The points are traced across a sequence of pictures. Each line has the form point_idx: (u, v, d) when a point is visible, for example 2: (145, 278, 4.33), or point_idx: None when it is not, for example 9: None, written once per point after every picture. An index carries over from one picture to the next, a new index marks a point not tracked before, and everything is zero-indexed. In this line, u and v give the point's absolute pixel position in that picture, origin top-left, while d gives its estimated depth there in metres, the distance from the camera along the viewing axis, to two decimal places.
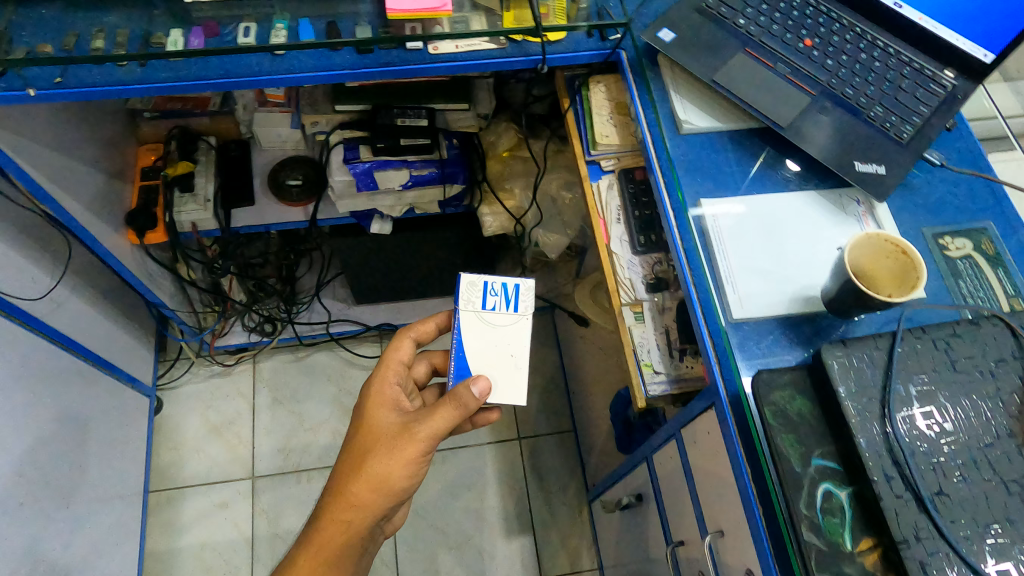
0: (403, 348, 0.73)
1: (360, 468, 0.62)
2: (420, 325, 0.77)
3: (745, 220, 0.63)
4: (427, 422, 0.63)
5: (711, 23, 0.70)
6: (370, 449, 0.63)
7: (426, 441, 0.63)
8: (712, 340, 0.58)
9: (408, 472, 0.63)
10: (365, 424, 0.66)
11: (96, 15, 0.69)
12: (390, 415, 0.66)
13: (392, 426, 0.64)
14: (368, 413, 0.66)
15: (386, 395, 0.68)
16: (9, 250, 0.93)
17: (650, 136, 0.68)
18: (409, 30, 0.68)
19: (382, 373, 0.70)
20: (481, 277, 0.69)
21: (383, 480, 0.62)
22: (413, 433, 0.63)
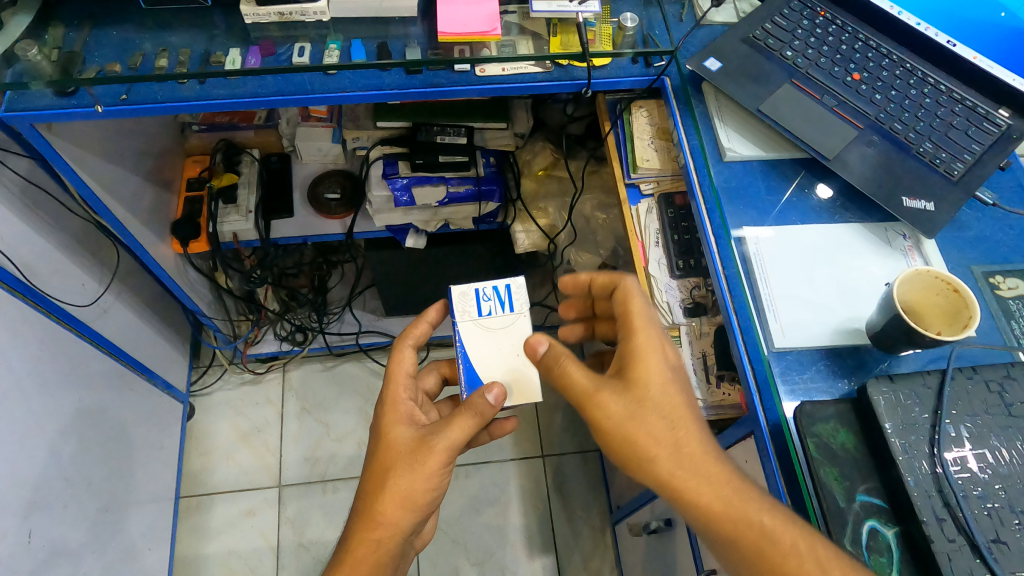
0: (404, 359, 0.72)
1: (384, 487, 0.62)
2: (414, 328, 0.74)
3: (788, 248, 0.63)
4: (443, 433, 0.63)
5: (758, 54, 0.71)
6: (390, 466, 0.63)
7: (444, 452, 0.63)
8: (752, 366, 0.58)
9: (431, 485, 0.63)
10: (381, 442, 0.65)
11: (161, 36, 0.74)
12: (405, 431, 0.65)
13: (408, 441, 0.64)
14: (385, 432, 0.66)
15: (395, 411, 0.67)
16: (62, 256, 0.97)
17: (693, 161, 0.69)
18: (458, 52, 0.70)
19: (391, 390, 0.69)
20: (471, 285, 0.69)
21: (408, 497, 0.62)
22: (431, 446, 0.62)
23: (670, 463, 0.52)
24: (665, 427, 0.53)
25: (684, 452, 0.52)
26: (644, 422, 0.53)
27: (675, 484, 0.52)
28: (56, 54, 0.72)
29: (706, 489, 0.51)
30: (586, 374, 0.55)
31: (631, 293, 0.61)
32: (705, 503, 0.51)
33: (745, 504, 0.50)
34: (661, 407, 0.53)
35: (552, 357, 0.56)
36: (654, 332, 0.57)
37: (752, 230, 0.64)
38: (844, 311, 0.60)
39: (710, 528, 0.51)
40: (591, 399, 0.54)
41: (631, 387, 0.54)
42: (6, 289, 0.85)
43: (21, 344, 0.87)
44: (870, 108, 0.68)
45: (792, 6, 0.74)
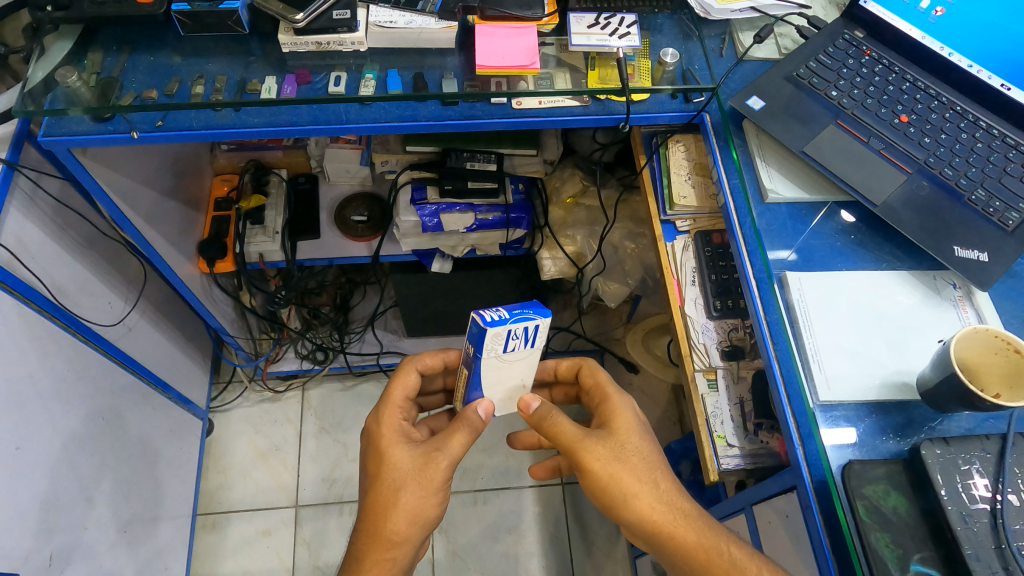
0: (405, 382, 0.69)
1: (394, 505, 0.61)
2: (427, 357, 0.72)
3: (831, 295, 0.61)
4: (447, 449, 0.62)
5: (801, 92, 0.69)
6: (397, 485, 0.61)
7: (448, 469, 0.62)
8: (795, 418, 0.57)
9: (438, 500, 0.62)
10: (382, 461, 0.63)
11: (199, 62, 0.74)
12: (407, 451, 0.63)
13: (413, 460, 0.62)
14: (385, 453, 0.63)
15: (394, 429, 0.65)
16: (91, 275, 0.98)
17: (734, 202, 0.67)
18: (495, 85, 0.69)
19: (389, 409, 0.67)
20: (506, 326, 0.57)
21: (418, 513, 0.61)
22: (437, 463, 0.62)
23: (650, 500, 0.58)
24: (646, 469, 0.59)
25: (662, 499, 0.58)
26: (627, 464, 0.59)
27: (655, 519, 0.58)
28: (94, 79, 0.73)
29: (681, 524, 0.58)
30: (574, 424, 0.60)
31: (597, 368, 0.70)
32: (680, 536, 0.58)
33: (714, 536, 0.58)
34: (641, 451, 0.60)
35: (546, 409, 0.60)
36: (626, 395, 0.66)
37: (796, 273, 0.62)
38: (893, 363, 0.58)
39: (684, 560, 0.57)
40: (581, 444, 0.59)
41: (613, 434, 0.61)
42: (37, 309, 0.86)
43: (48, 364, 0.88)
44: (919, 152, 0.66)
45: (837, 44, 0.73)
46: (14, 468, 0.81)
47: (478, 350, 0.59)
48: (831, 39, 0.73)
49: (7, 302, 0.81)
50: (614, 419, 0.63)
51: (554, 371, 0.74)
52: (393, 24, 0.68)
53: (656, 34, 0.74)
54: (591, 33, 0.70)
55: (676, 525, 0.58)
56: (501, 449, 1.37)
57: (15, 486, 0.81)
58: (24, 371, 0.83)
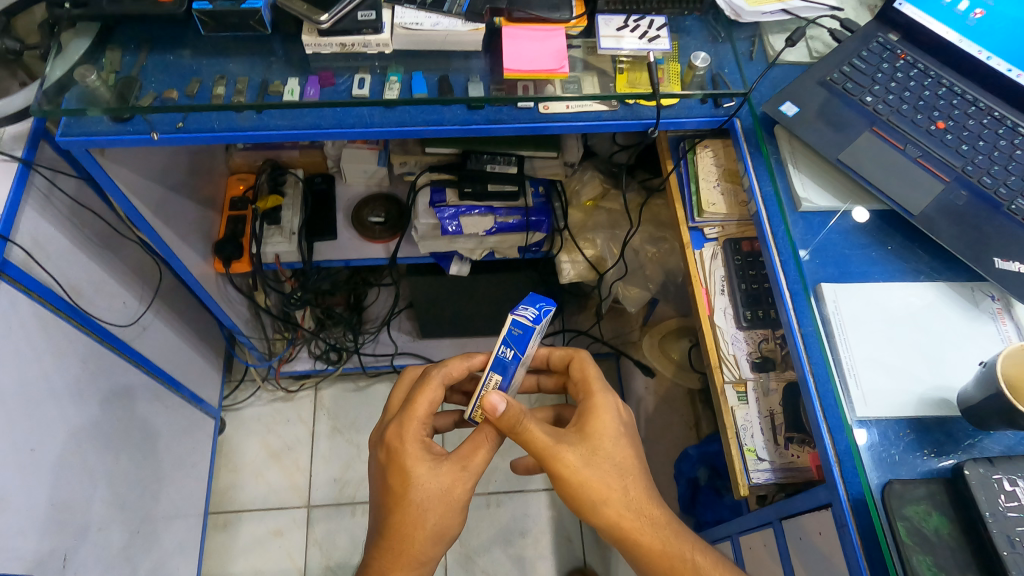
0: (432, 395, 0.65)
1: (418, 526, 0.60)
2: (451, 365, 0.68)
3: (866, 310, 0.60)
4: (472, 469, 0.62)
5: (835, 98, 0.68)
6: (426, 509, 0.60)
7: (470, 489, 0.62)
8: (831, 432, 0.55)
9: (461, 517, 0.62)
10: (408, 480, 0.61)
11: (219, 62, 0.73)
12: (433, 470, 0.61)
13: (440, 482, 0.61)
14: (411, 475, 0.61)
15: (418, 444, 0.63)
16: (107, 275, 0.98)
17: (767, 210, 0.65)
18: (522, 89, 0.67)
19: (410, 425, 0.64)
20: (540, 323, 0.61)
21: (443, 533, 0.61)
22: (463, 484, 0.61)
23: (619, 507, 0.59)
24: (617, 476, 0.60)
25: (633, 508, 0.60)
26: (598, 469, 0.60)
27: (623, 525, 0.59)
28: (113, 79, 0.72)
29: (647, 531, 0.59)
30: (544, 431, 0.60)
31: (587, 361, 0.69)
32: (645, 543, 0.59)
33: (679, 543, 0.60)
34: (613, 457, 0.61)
35: (514, 415, 0.58)
36: (609, 394, 0.65)
37: (832, 285, 0.61)
38: (931, 379, 0.57)
39: (648, 564, 0.60)
40: (552, 450, 0.60)
41: (587, 439, 0.61)
42: (52, 309, 0.86)
43: (64, 365, 0.87)
44: (957, 159, 0.64)
45: (871, 48, 0.71)
46: (28, 470, 0.81)
47: (520, 349, 0.60)
48: (864, 42, 0.71)
49: (23, 304, 0.80)
50: (591, 424, 0.62)
51: (546, 360, 0.73)
52: (419, 26, 0.67)
53: (684, 36, 0.73)
54: (621, 37, 0.68)
55: (643, 531, 0.59)
56: (515, 451, 1.36)
57: (28, 487, 0.81)
58: (38, 373, 0.83)
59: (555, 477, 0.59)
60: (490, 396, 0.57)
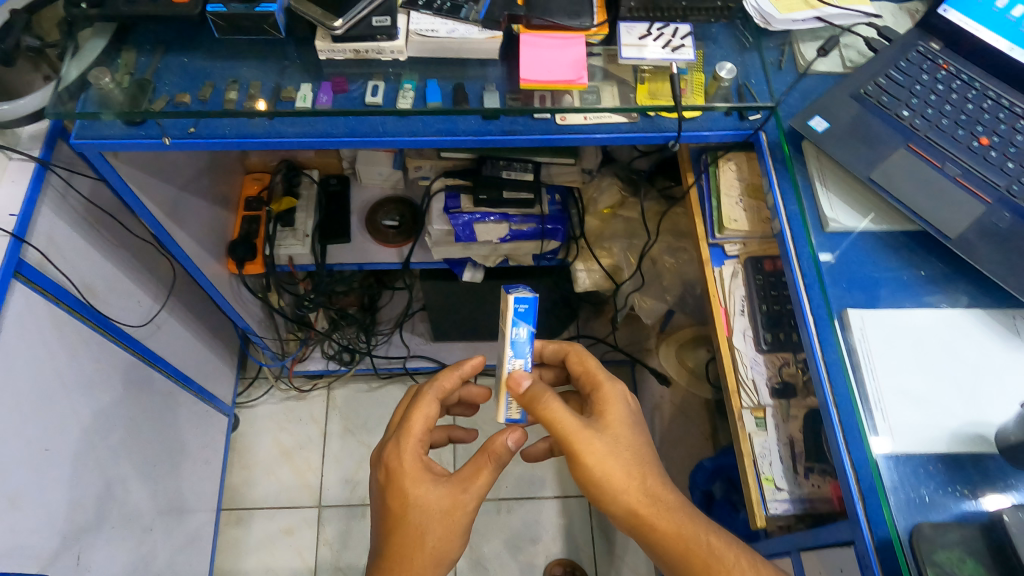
0: (428, 413, 0.64)
1: (419, 548, 0.59)
2: (443, 379, 0.66)
3: (895, 336, 0.57)
4: (473, 489, 0.60)
5: (868, 112, 0.65)
6: (426, 530, 0.59)
7: (473, 509, 0.60)
8: (855, 469, 0.53)
9: (464, 539, 0.61)
10: (406, 502, 0.60)
11: (233, 65, 0.72)
12: (432, 491, 0.60)
13: (439, 503, 0.60)
14: (409, 497, 0.60)
15: (417, 464, 0.62)
16: (123, 274, 0.98)
17: (791, 229, 0.63)
18: (539, 100, 0.66)
19: (406, 444, 0.63)
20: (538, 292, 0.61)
21: (445, 555, 0.60)
22: (464, 505, 0.60)
23: (637, 493, 0.58)
24: (636, 463, 0.59)
25: (650, 494, 0.58)
26: (619, 456, 0.58)
27: (640, 512, 0.58)
28: (127, 80, 0.71)
29: (663, 516, 0.58)
30: (569, 415, 0.59)
31: (585, 354, 0.68)
32: (662, 528, 0.57)
33: (694, 527, 0.58)
34: (631, 444, 0.60)
35: (538, 391, 0.60)
36: (618, 383, 0.64)
37: (859, 311, 0.58)
38: (966, 413, 0.54)
39: (664, 552, 0.58)
40: (577, 435, 0.58)
41: (608, 426, 0.60)
42: (66, 309, 0.85)
43: (78, 364, 0.87)
44: (1001, 178, 0.61)
45: (910, 58, 0.67)
46: (43, 470, 0.81)
47: (529, 321, 0.61)
48: (903, 51, 0.68)
49: (38, 304, 0.80)
50: (607, 412, 0.61)
51: (539, 354, 0.72)
52: (434, 32, 0.65)
53: (709, 44, 0.71)
54: (644, 46, 0.66)
55: (659, 516, 0.58)
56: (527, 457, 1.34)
57: (42, 486, 0.81)
58: (53, 374, 0.83)
59: (577, 461, 0.58)
60: (515, 375, 0.61)
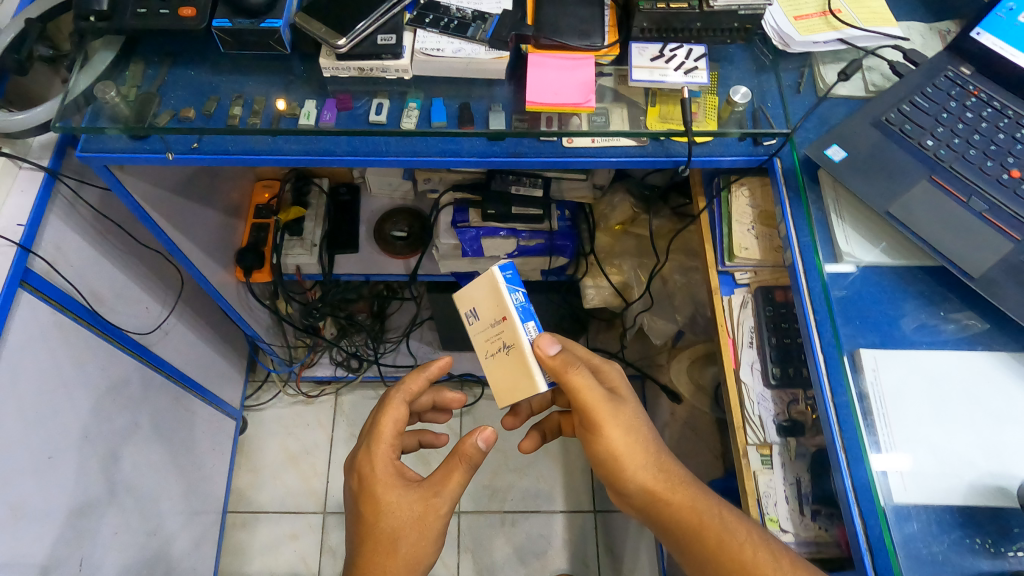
0: (398, 417, 0.63)
1: (392, 556, 0.58)
2: (410, 382, 0.65)
3: (912, 376, 0.55)
4: (445, 493, 0.60)
5: (888, 140, 0.62)
6: (398, 536, 0.58)
7: (447, 511, 0.60)
8: (857, 497, 0.51)
9: (437, 544, 0.60)
10: (378, 508, 0.59)
11: (238, 80, 0.72)
12: (403, 496, 0.59)
13: (410, 509, 0.59)
14: (380, 503, 0.59)
15: (388, 470, 0.61)
16: (131, 281, 0.98)
17: (803, 262, 0.61)
18: (545, 122, 0.64)
19: (377, 450, 0.61)
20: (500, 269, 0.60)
21: (418, 562, 0.59)
22: (437, 509, 0.59)
23: (653, 468, 0.58)
24: (650, 439, 0.60)
25: (662, 468, 0.59)
26: (637, 431, 0.59)
27: (656, 487, 0.58)
28: (133, 93, 0.71)
29: (677, 491, 0.58)
30: (592, 388, 0.58)
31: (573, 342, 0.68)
32: (676, 503, 0.58)
33: (706, 501, 0.58)
34: (643, 421, 0.61)
35: (566, 357, 0.56)
36: (615, 365, 0.65)
37: (871, 352, 0.56)
38: (986, 464, 0.51)
39: (678, 529, 0.58)
40: (598, 406, 0.58)
41: (623, 401, 0.60)
42: (72, 317, 0.85)
43: (84, 373, 0.88)
44: None
45: (937, 83, 0.64)
46: (47, 477, 0.82)
47: (519, 286, 0.59)
48: (930, 76, 0.65)
49: (44, 312, 0.80)
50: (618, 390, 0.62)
51: None
52: (440, 52, 0.63)
53: (726, 65, 0.68)
54: (655, 67, 0.63)
55: (674, 491, 0.58)
56: (533, 470, 1.33)
57: (46, 495, 0.81)
58: (58, 382, 0.83)
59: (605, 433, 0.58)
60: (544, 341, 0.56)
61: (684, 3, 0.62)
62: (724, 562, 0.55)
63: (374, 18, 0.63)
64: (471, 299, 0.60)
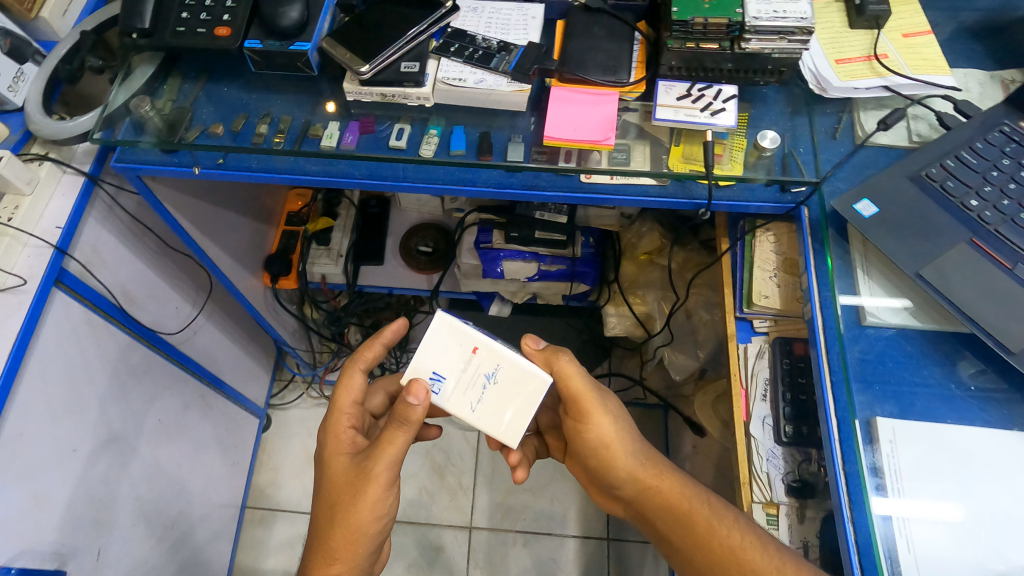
0: (352, 386, 0.65)
1: (333, 523, 0.59)
2: (366, 350, 0.66)
3: (933, 451, 0.53)
4: (379, 457, 0.58)
5: (927, 196, 0.58)
6: (337, 501, 0.59)
7: (384, 476, 0.58)
8: (860, 558, 0.51)
9: (378, 513, 0.59)
10: (326, 475, 0.61)
11: (268, 98, 0.73)
12: (347, 461, 0.61)
13: (349, 472, 0.60)
14: (329, 469, 0.61)
15: (341, 439, 0.63)
16: (162, 282, 1.01)
17: (824, 319, 0.59)
18: (564, 158, 0.63)
19: (331, 418, 0.64)
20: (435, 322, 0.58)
21: (358, 529, 0.58)
22: (370, 475, 0.58)
23: (638, 457, 0.63)
24: (630, 429, 0.64)
25: (645, 460, 0.63)
26: (620, 423, 0.64)
27: (644, 475, 0.62)
28: (168, 107, 0.73)
29: (665, 479, 0.62)
30: (583, 377, 0.61)
31: None
32: (665, 490, 0.62)
33: (692, 488, 0.62)
34: (622, 414, 0.65)
35: (553, 351, 0.62)
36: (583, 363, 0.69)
37: (889, 422, 0.54)
38: (1007, 553, 0.50)
39: (668, 516, 0.61)
40: (586, 396, 0.62)
41: (605, 393, 0.64)
42: (102, 315, 0.89)
43: (110, 371, 0.91)
44: None
45: (990, 138, 0.60)
46: (70, 470, 0.85)
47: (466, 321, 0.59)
48: (983, 130, 0.61)
49: (76, 311, 0.83)
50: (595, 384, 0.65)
51: None
52: (462, 81, 0.63)
53: (758, 106, 0.66)
54: (680, 107, 0.62)
55: (661, 479, 0.62)
56: (548, 491, 1.31)
57: (68, 486, 0.85)
58: (86, 379, 0.86)
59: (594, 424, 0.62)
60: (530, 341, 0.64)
61: (716, 44, 0.60)
62: (714, 549, 0.57)
63: (398, 46, 0.63)
64: (428, 364, 0.57)
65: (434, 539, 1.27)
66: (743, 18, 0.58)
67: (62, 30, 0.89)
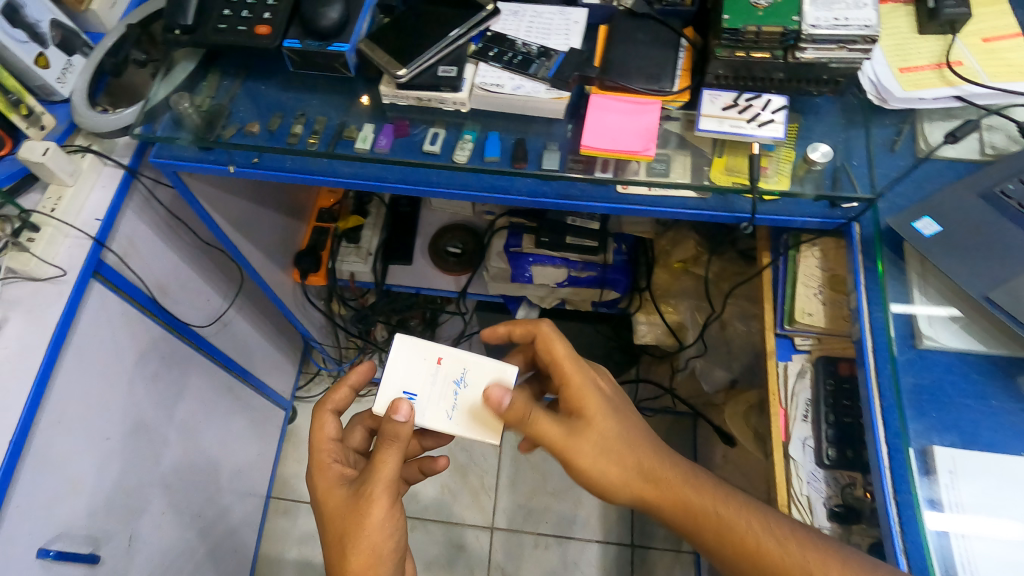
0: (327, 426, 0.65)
1: (345, 554, 0.57)
2: (334, 394, 0.68)
3: (998, 484, 0.51)
4: (376, 475, 0.58)
5: (998, 214, 0.55)
6: (345, 532, 0.57)
7: (385, 492, 0.58)
8: None
9: (389, 532, 0.58)
10: (325, 514, 0.60)
11: (305, 97, 0.73)
12: (343, 492, 0.60)
13: (348, 500, 0.59)
14: (326, 507, 0.60)
15: (331, 476, 0.62)
16: (194, 275, 1.02)
17: (872, 341, 0.56)
18: (602, 167, 0.61)
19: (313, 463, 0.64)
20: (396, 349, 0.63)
21: (374, 551, 0.57)
22: (370, 494, 0.57)
23: (636, 483, 0.54)
24: (626, 450, 0.55)
25: (648, 483, 0.55)
26: (609, 450, 0.54)
27: (646, 497, 0.54)
28: (207, 104, 0.73)
29: (672, 494, 0.54)
30: (552, 425, 0.54)
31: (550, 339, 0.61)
32: (670, 510, 0.54)
33: (702, 495, 0.54)
34: (612, 435, 0.55)
35: (521, 409, 0.54)
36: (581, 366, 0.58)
37: (950, 452, 0.52)
38: None
39: (682, 528, 0.55)
40: (560, 442, 0.54)
41: (586, 422, 0.55)
42: (137, 307, 0.90)
43: (144, 362, 0.92)
44: None
45: None
46: (105, 457, 0.87)
47: None
48: None
49: (112, 302, 0.85)
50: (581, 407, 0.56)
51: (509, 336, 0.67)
52: (499, 88, 0.62)
53: (810, 117, 0.64)
54: (725, 117, 0.59)
55: (667, 496, 0.54)
56: (571, 495, 1.30)
57: (103, 473, 0.86)
58: (120, 369, 0.88)
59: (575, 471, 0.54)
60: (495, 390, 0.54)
61: (768, 53, 0.58)
62: (728, 553, 0.53)
63: (438, 49, 0.63)
64: (398, 385, 0.61)
65: (457, 537, 1.27)
66: (800, 26, 0.55)
67: (107, 23, 0.90)
